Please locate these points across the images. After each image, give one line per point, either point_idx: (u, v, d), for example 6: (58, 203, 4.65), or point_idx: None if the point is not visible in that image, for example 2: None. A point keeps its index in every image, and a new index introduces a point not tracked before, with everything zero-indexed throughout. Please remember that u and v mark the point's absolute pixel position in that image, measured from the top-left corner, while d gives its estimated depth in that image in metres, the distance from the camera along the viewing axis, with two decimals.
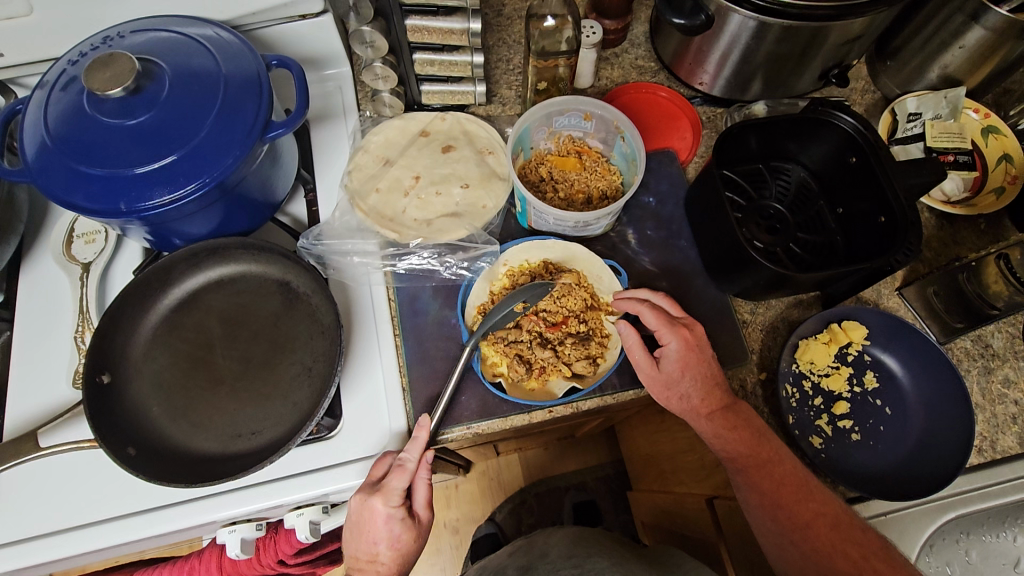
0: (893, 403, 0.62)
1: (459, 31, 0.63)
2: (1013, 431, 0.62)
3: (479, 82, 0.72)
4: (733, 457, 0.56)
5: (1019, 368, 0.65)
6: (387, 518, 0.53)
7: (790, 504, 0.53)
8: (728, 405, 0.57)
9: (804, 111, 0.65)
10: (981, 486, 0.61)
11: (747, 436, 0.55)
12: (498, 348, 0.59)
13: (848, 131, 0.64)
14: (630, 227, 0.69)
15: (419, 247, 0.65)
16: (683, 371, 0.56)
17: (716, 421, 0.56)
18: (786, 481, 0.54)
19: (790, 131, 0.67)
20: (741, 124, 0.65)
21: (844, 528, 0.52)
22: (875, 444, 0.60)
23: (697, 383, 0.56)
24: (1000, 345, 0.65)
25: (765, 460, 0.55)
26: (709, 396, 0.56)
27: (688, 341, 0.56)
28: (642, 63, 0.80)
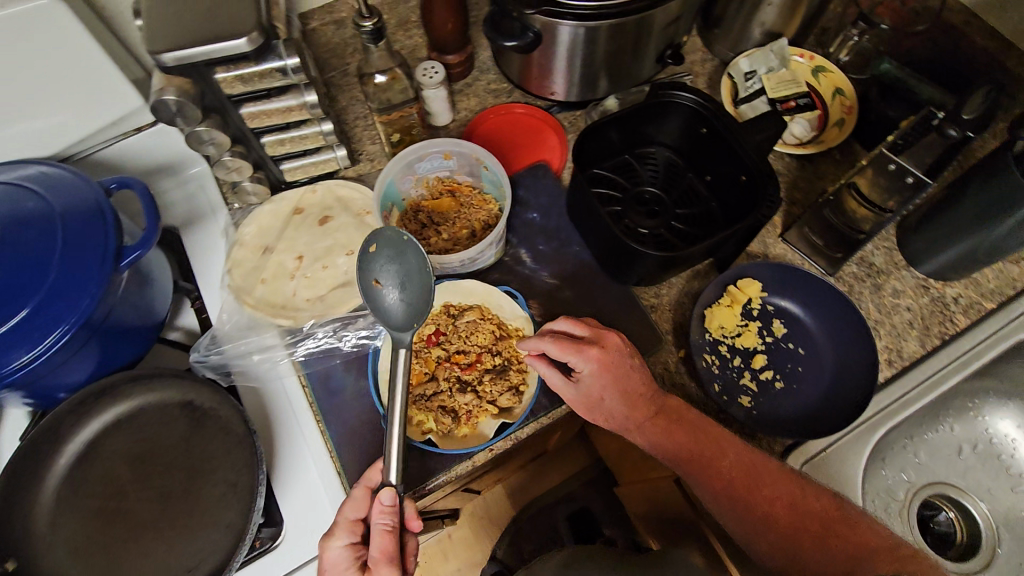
0: (804, 342, 0.65)
1: (297, 107, 0.62)
2: (913, 335, 0.67)
3: (339, 147, 0.71)
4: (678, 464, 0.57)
5: (903, 277, 0.70)
6: (332, 566, 0.51)
7: (745, 489, 0.54)
8: (658, 416, 0.58)
9: (647, 98, 0.68)
10: (902, 394, 0.65)
11: (682, 441, 0.57)
12: (420, 406, 0.58)
13: (692, 106, 0.67)
14: (522, 247, 0.70)
15: (314, 327, 0.63)
16: (598, 392, 0.57)
17: (648, 432, 0.58)
18: (734, 472, 0.55)
19: (641, 118, 0.70)
20: (596, 122, 0.67)
21: (803, 500, 0.53)
22: (798, 386, 0.63)
23: (617, 401, 0.57)
24: (881, 261, 0.70)
25: (709, 456, 0.56)
26: (631, 409, 0.58)
27: (602, 362, 0.56)
28: (495, 86, 0.83)
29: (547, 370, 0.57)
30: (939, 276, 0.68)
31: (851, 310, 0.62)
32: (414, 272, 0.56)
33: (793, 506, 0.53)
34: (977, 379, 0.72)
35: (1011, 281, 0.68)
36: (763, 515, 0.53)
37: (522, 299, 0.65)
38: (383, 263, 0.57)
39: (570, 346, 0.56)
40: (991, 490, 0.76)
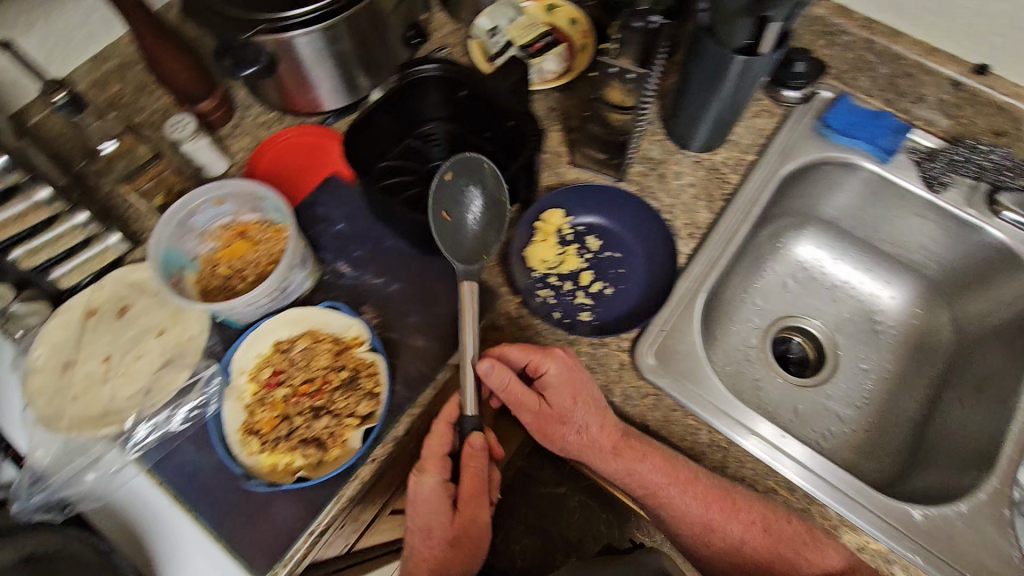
0: (617, 246, 0.71)
1: (31, 210, 0.58)
2: (702, 205, 0.75)
3: (111, 234, 0.66)
4: (655, 490, 0.61)
5: (679, 160, 0.77)
6: (432, 498, 0.60)
7: (718, 520, 0.61)
8: (630, 441, 0.62)
9: (397, 84, 0.69)
10: (709, 256, 0.71)
11: (661, 465, 0.61)
12: (282, 448, 0.56)
13: (439, 74, 0.69)
14: (339, 260, 0.69)
15: (138, 423, 0.58)
16: (570, 404, 0.59)
17: (622, 457, 0.61)
18: (711, 500, 0.61)
19: (401, 102, 0.70)
20: (355, 120, 0.66)
21: (771, 522, 0.61)
22: (624, 285, 0.69)
23: (587, 413, 0.60)
24: (657, 153, 0.78)
25: (683, 491, 0.61)
26: (601, 428, 0.61)
27: (566, 365, 0.59)
28: (263, 117, 0.80)
29: (514, 379, 0.59)
30: (710, 145, 0.77)
31: (641, 206, 0.70)
32: (494, 191, 0.64)
33: (759, 530, 0.61)
34: (764, 222, 0.83)
35: (760, 132, 0.79)
36: (727, 536, 0.63)
37: (347, 306, 0.63)
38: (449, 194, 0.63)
39: (536, 352, 0.60)
40: (818, 306, 0.87)
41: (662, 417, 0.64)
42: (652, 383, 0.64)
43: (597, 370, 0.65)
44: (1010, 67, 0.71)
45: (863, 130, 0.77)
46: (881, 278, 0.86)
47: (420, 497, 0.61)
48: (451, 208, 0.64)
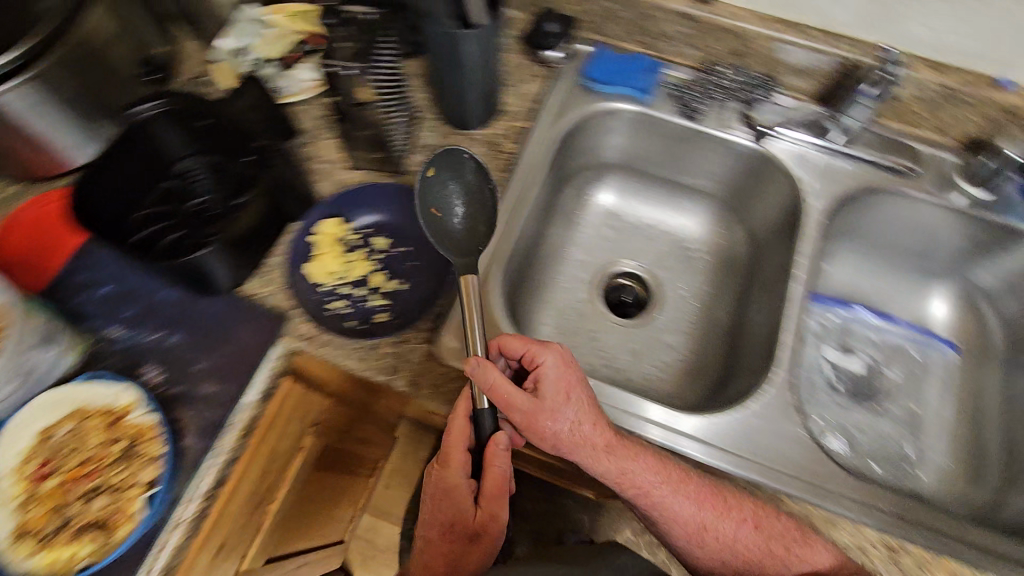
0: (403, 240, 0.70)
1: None
2: None
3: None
4: (645, 489, 0.61)
5: (456, 141, 0.78)
6: (455, 490, 0.61)
7: (710, 518, 0.62)
8: (625, 443, 0.62)
9: (118, 135, 0.64)
10: (497, 226, 0.71)
11: (652, 464, 0.62)
12: (59, 542, 0.52)
13: (161, 112, 0.64)
14: (108, 325, 0.64)
15: None
16: (563, 402, 0.60)
17: (614, 455, 0.60)
18: (705, 502, 0.62)
19: (132, 152, 0.65)
20: (76, 180, 0.62)
21: (761, 520, 0.62)
22: (417, 277, 0.68)
23: (581, 409, 0.60)
24: (434, 139, 0.78)
25: (674, 488, 0.62)
26: (596, 428, 0.60)
27: (563, 360, 0.62)
28: (8, 192, 0.74)
29: (503, 379, 0.58)
30: (486, 118, 0.78)
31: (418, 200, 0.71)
32: (478, 182, 0.69)
33: (751, 533, 0.62)
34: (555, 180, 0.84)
35: (529, 96, 0.81)
36: (722, 538, 0.62)
37: (113, 373, 0.59)
38: (447, 194, 0.68)
39: (542, 347, 0.62)
40: (634, 248, 0.90)
41: None
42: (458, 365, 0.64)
43: (403, 366, 0.64)
44: None
45: (620, 76, 0.80)
46: (683, 208, 0.90)
47: (439, 487, 0.62)
48: (436, 204, 0.67)
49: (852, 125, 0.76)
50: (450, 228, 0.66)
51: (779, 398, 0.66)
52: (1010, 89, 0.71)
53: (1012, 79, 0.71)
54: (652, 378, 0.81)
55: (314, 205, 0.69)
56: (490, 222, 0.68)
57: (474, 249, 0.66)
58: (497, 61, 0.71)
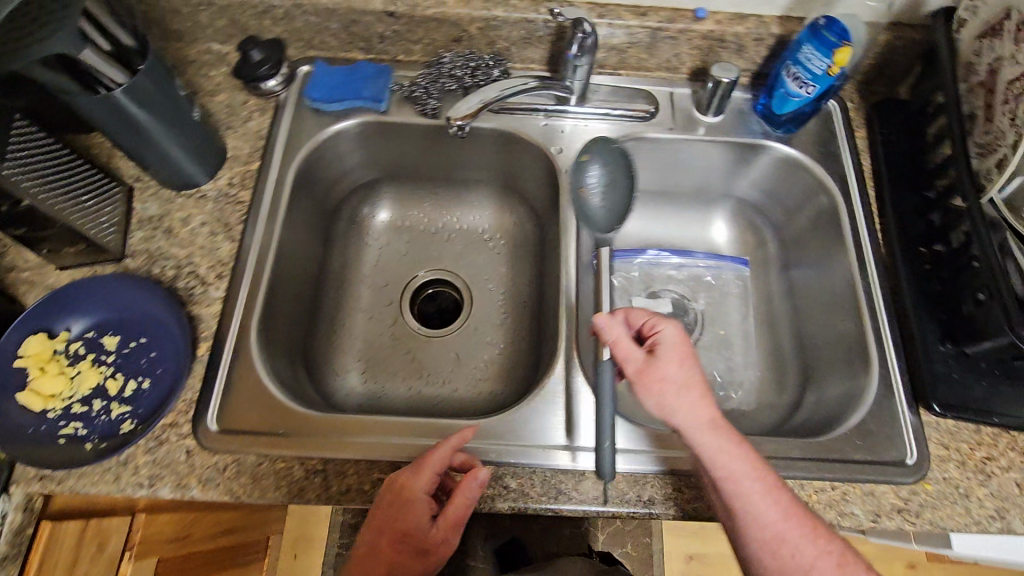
0: (137, 331, 0.63)
1: None
2: (222, 238, 0.69)
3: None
4: (731, 476, 0.52)
5: (182, 203, 0.70)
6: (415, 504, 0.53)
7: (791, 536, 0.50)
8: (724, 427, 0.54)
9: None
10: (242, 289, 0.66)
11: (749, 458, 0.53)
12: None
13: None
14: None
15: None
16: (676, 365, 0.57)
17: (720, 435, 0.54)
18: (793, 519, 0.51)
19: None
20: None
21: (846, 558, 0.49)
22: (161, 368, 0.61)
23: (693, 383, 0.56)
24: (156, 208, 0.70)
25: (757, 486, 0.52)
26: (699, 401, 0.55)
27: (683, 339, 0.59)
28: None
29: (625, 340, 0.59)
30: (213, 171, 0.72)
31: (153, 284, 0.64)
32: (620, 168, 0.72)
33: (836, 566, 0.49)
34: (319, 218, 0.80)
35: (256, 134, 0.75)
36: (804, 570, 0.49)
37: None
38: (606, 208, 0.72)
39: (675, 324, 0.59)
40: (429, 253, 0.88)
41: (248, 479, 0.58)
42: (225, 451, 0.59)
43: (165, 472, 0.58)
44: None
45: (346, 90, 0.75)
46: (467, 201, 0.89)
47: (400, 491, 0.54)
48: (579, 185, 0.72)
49: (576, 86, 0.75)
50: (592, 208, 0.71)
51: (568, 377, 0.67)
52: (705, 17, 0.74)
53: (705, 8, 0.74)
54: (472, 384, 0.79)
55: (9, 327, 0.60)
56: (626, 203, 0.72)
57: (613, 226, 0.72)
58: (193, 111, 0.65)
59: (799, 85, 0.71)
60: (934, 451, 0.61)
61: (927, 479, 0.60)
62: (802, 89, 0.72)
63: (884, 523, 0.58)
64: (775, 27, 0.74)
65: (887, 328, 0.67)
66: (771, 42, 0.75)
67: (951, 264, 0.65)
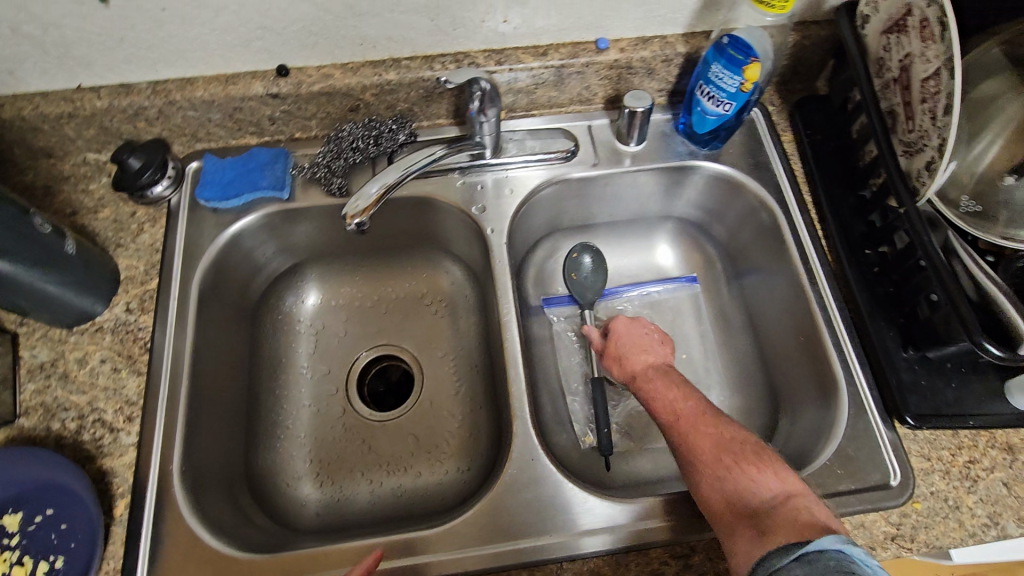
0: (39, 502, 0.54)
1: None
2: (126, 373, 0.62)
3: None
4: (651, 396, 0.60)
5: (75, 341, 0.63)
6: None
7: (683, 424, 0.56)
8: (652, 371, 0.63)
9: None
10: (158, 429, 0.59)
11: (663, 382, 0.61)
12: None
13: None
14: None
15: None
16: (618, 330, 0.69)
17: (645, 376, 0.63)
18: (682, 411, 0.57)
19: None
20: None
21: (732, 438, 0.53)
22: (74, 541, 0.53)
23: (628, 340, 0.68)
24: (45, 353, 0.62)
25: (665, 398, 0.59)
26: (636, 353, 0.66)
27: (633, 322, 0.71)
28: None
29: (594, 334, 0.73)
30: (106, 297, 0.64)
31: (53, 449, 0.57)
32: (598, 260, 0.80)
33: (717, 442, 0.53)
34: (240, 320, 0.73)
35: (150, 247, 0.68)
36: (694, 451, 0.53)
37: None
38: (590, 293, 0.79)
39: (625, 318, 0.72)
40: (368, 328, 0.81)
41: None
42: None
43: None
44: (296, 56, 0.67)
45: (241, 182, 0.69)
46: (400, 267, 0.83)
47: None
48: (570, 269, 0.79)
49: (487, 140, 0.71)
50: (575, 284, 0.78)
51: (530, 455, 0.61)
52: (608, 47, 0.71)
53: (606, 37, 0.71)
54: (434, 468, 0.72)
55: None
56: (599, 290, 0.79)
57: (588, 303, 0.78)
58: (66, 240, 0.58)
59: (715, 104, 0.69)
60: (917, 465, 0.58)
61: (916, 498, 0.57)
62: (719, 107, 0.69)
63: (880, 555, 0.55)
64: (681, 46, 0.71)
65: (846, 338, 0.64)
66: (680, 61, 0.72)
67: (900, 266, 0.63)
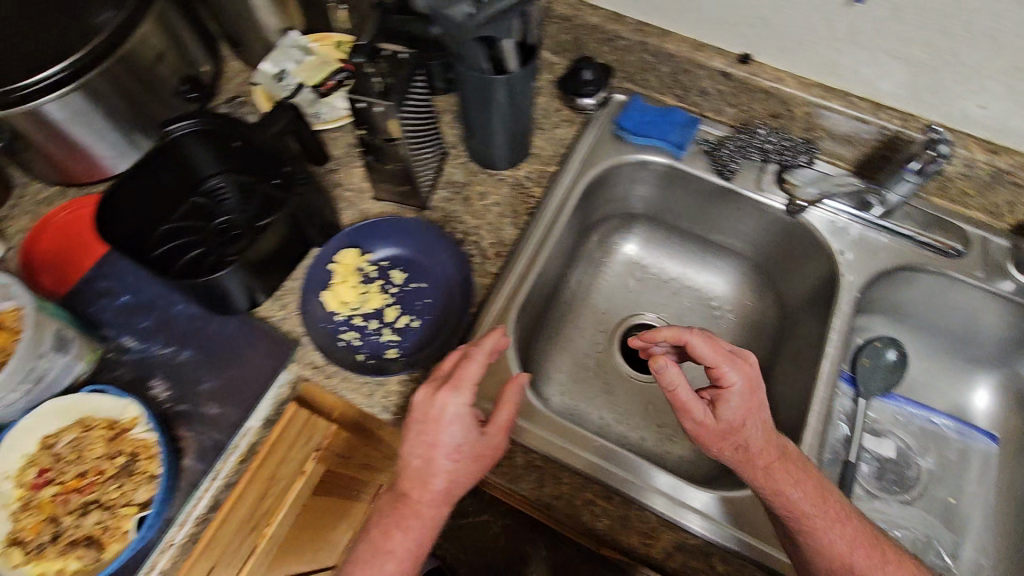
0: (421, 276, 0.69)
1: None
2: (507, 222, 0.74)
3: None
4: (802, 515, 0.54)
5: (482, 179, 0.77)
6: (442, 426, 0.55)
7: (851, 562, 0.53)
8: (785, 466, 0.55)
9: (154, 147, 0.65)
10: (514, 272, 0.71)
11: (812, 495, 0.55)
12: (47, 557, 0.52)
13: (196, 130, 0.65)
14: (123, 335, 0.65)
15: None
16: (741, 413, 0.55)
17: (780, 472, 0.55)
18: (831, 530, 0.55)
19: (165, 167, 0.66)
20: (106, 194, 0.61)
21: None
22: (429, 315, 0.67)
23: (758, 429, 0.55)
24: (461, 175, 0.77)
25: (813, 513, 0.54)
26: (764, 446, 0.55)
27: (750, 377, 0.56)
28: (47, 193, 0.75)
29: (688, 387, 0.54)
30: (518, 158, 0.78)
31: (445, 241, 0.69)
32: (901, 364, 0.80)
33: None
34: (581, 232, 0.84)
35: (561, 141, 0.80)
36: None
37: (118, 387, 0.59)
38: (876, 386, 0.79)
39: (750, 377, 0.56)
40: (655, 300, 0.88)
41: None
42: None
43: (409, 410, 0.62)
44: (766, 52, 0.73)
45: (654, 127, 0.79)
46: (710, 264, 0.88)
47: (453, 369, 0.57)
48: (869, 353, 0.80)
49: (891, 200, 0.72)
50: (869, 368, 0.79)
51: None
52: None
53: None
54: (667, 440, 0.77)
55: (336, 236, 0.69)
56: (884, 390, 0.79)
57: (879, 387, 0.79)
58: (532, 105, 0.72)
59: None
60: None
61: None
62: None
63: None
64: None
65: None
66: None
67: None
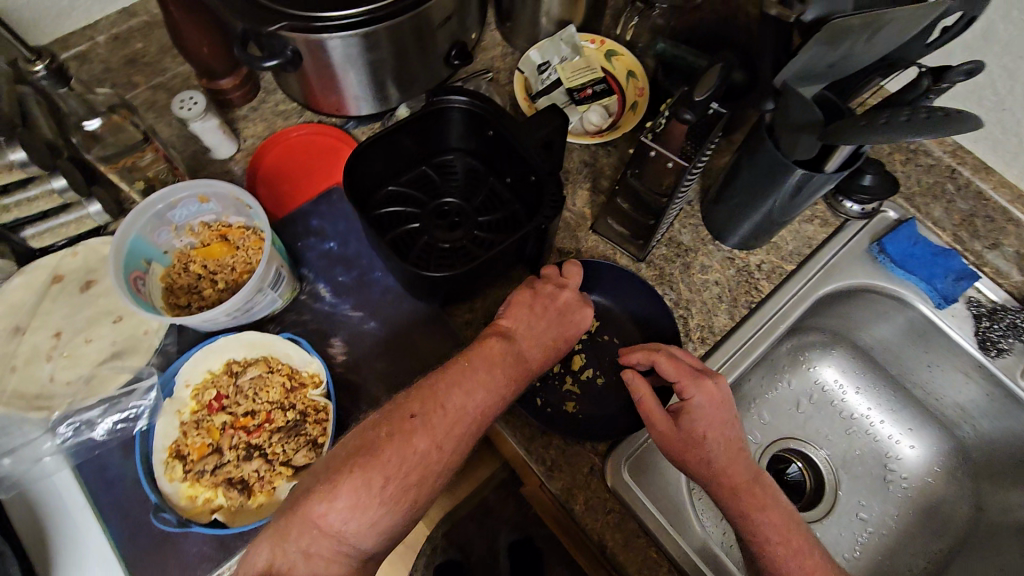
0: (618, 333, 0.65)
1: (43, 195, 0.57)
2: (722, 309, 0.67)
3: (14, 149, 0.52)
4: (765, 543, 0.50)
5: (709, 251, 0.70)
6: (560, 298, 0.57)
7: None
8: (751, 489, 0.52)
9: (417, 110, 0.62)
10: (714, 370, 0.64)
11: (778, 523, 0.51)
12: (205, 482, 0.53)
13: (467, 109, 0.62)
14: (320, 281, 0.64)
15: (62, 420, 0.55)
16: (707, 426, 0.53)
17: (741, 498, 0.51)
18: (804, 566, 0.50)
19: (415, 130, 0.63)
20: (359, 149, 0.59)
21: None
22: (616, 380, 0.63)
23: (721, 447, 0.52)
24: (688, 239, 0.70)
25: (782, 546, 0.50)
26: (730, 465, 0.52)
27: (714, 397, 0.54)
28: (284, 106, 0.74)
29: (649, 398, 0.54)
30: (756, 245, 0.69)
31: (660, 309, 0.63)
32: None
33: None
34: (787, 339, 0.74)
35: (807, 241, 0.71)
36: None
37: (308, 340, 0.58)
38: None
39: (713, 396, 0.54)
40: (828, 435, 0.76)
41: (622, 540, 0.57)
42: (620, 499, 0.58)
43: (562, 473, 0.59)
44: None
45: (921, 265, 0.68)
46: (903, 424, 0.76)
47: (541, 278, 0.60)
48: None
49: None
50: None
51: None
52: None
53: None
54: None
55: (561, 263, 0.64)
56: None
57: None
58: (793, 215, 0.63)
59: None
60: None
61: None
62: None
63: None
64: None
65: None
66: None
67: None
